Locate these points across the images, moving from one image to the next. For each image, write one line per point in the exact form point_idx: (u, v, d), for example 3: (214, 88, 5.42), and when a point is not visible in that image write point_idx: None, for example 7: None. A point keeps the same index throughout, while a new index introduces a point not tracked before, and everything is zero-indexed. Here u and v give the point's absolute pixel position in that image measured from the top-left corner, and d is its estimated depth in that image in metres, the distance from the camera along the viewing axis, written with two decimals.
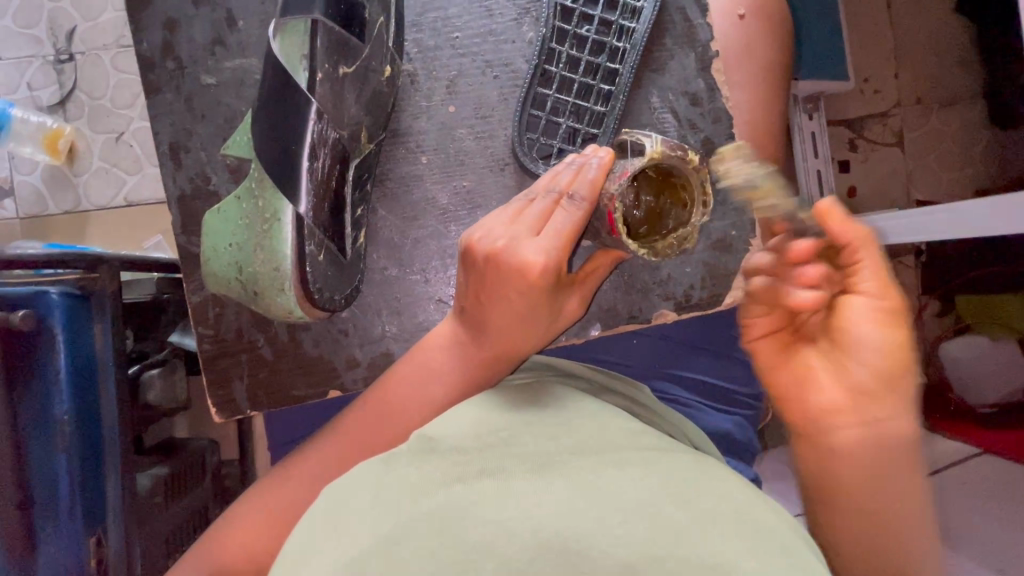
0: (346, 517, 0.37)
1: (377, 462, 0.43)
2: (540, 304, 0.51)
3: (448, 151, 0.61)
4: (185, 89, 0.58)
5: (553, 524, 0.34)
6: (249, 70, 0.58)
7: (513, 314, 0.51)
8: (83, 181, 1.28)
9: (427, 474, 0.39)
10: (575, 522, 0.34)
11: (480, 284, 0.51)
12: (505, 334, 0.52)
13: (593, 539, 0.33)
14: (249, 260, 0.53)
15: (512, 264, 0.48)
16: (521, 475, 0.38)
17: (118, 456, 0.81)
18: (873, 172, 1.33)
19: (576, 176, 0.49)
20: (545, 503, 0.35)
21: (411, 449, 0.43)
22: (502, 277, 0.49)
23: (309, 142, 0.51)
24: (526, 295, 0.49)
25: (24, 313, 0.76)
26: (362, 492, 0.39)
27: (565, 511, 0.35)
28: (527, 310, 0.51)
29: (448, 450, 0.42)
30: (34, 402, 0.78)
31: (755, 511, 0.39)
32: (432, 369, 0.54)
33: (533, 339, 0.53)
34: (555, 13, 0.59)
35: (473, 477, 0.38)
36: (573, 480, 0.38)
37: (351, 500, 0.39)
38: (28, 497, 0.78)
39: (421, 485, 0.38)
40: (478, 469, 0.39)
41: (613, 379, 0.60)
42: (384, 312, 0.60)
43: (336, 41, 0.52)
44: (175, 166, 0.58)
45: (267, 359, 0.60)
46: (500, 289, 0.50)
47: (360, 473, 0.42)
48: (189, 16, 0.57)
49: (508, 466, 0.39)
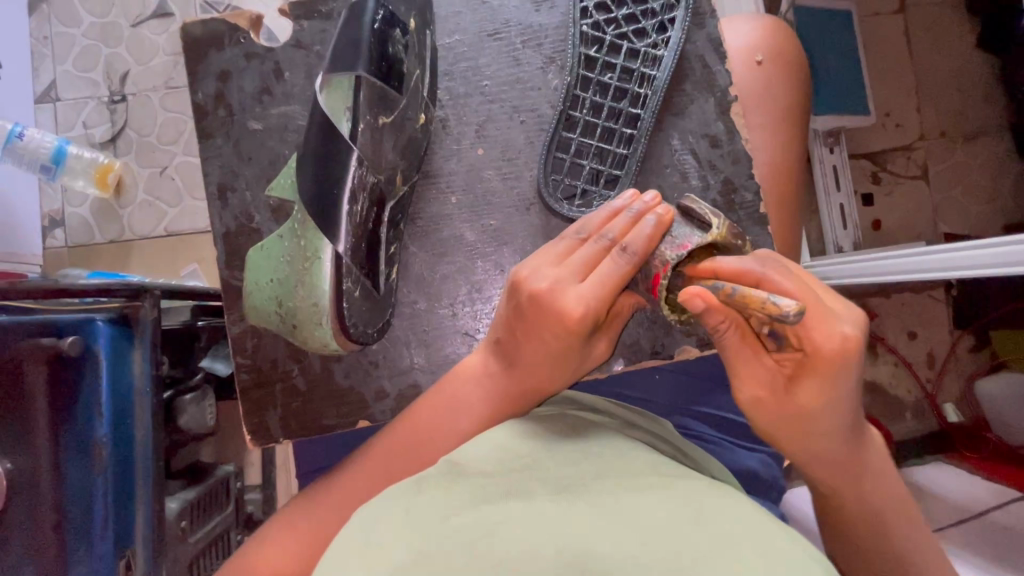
0: (376, 535, 0.38)
1: (407, 485, 0.44)
2: (571, 346, 0.53)
3: (476, 191, 0.63)
4: (234, 134, 0.62)
5: (577, 542, 0.35)
6: (294, 116, 0.62)
7: (545, 350, 0.53)
8: (127, 212, 1.36)
9: (454, 495, 0.41)
10: (597, 541, 0.35)
11: (525, 321, 0.53)
12: (533, 370, 0.54)
13: (617, 557, 0.33)
14: (290, 295, 0.55)
15: (552, 308, 0.51)
16: (545, 498, 0.39)
17: (150, 476, 0.86)
18: (898, 206, 1.33)
19: (630, 228, 0.50)
20: (570, 525, 0.36)
21: (439, 474, 0.44)
22: (552, 316, 0.51)
23: (350, 186, 0.53)
24: (562, 337, 0.51)
25: (70, 339, 0.83)
26: (392, 515, 0.40)
27: (589, 531, 0.36)
28: (560, 349, 0.53)
29: (475, 475, 0.43)
30: (74, 424, 0.84)
31: (776, 535, 0.39)
32: (460, 402, 0.56)
33: (558, 378, 0.55)
34: (580, 62, 0.61)
35: (497, 498, 0.40)
36: (596, 503, 0.39)
37: (382, 519, 0.40)
38: (62, 519, 0.83)
39: (448, 506, 0.39)
40: (504, 491, 0.40)
41: (633, 414, 0.61)
42: (412, 344, 0.62)
43: (376, 93, 0.55)
44: (222, 205, 0.62)
45: (301, 389, 0.62)
46: (540, 327, 0.52)
47: (390, 496, 0.43)
48: (241, 67, 0.62)
49: (533, 489, 0.41)
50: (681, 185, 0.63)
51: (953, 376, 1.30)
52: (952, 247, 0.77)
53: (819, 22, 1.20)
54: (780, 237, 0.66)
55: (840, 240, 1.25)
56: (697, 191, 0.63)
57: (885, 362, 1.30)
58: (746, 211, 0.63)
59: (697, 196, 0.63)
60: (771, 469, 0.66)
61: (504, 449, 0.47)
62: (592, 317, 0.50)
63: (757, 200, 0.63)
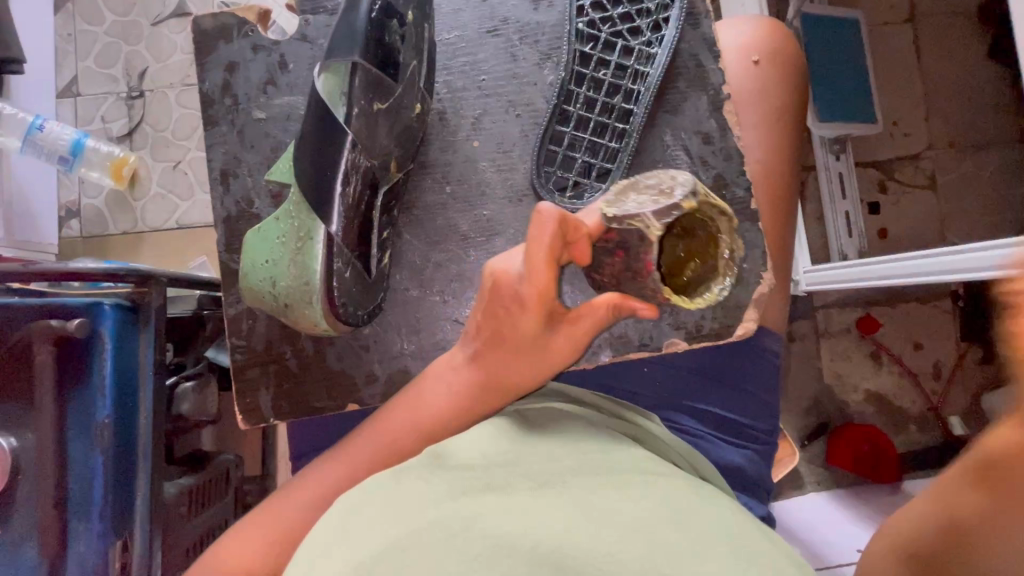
0: (356, 523, 0.40)
1: (389, 474, 0.46)
2: (532, 333, 0.53)
3: (471, 182, 0.65)
4: (238, 123, 0.64)
5: (554, 537, 0.37)
6: (296, 106, 0.64)
7: (504, 336, 0.53)
8: (141, 204, 1.41)
9: (435, 486, 0.42)
10: (573, 538, 0.37)
11: (489, 304, 0.54)
12: (501, 365, 0.55)
13: (591, 553, 0.36)
14: (283, 274, 0.57)
15: (507, 291, 0.52)
16: (523, 491, 0.42)
17: (149, 461, 0.89)
18: (905, 214, 1.32)
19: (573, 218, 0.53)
20: (547, 517, 0.39)
21: (422, 464, 0.46)
22: (497, 301, 0.53)
23: (343, 169, 0.55)
24: (519, 317, 0.52)
25: (77, 322, 0.86)
26: (373, 501, 0.42)
27: (565, 524, 0.39)
28: (519, 336, 0.53)
29: (458, 466, 0.45)
30: (81, 406, 0.88)
31: (744, 530, 0.41)
32: (423, 395, 0.56)
33: (524, 376, 0.55)
34: (574, 58, 0.62)
35: (477, 491, 0.42)
36: (574, 498, 0.41)
37: (365, 506, 0.42)
38: (64, 497, 0.87)
39: (422, 500, 0.41)
40: (480, 484, 0.42)
41: (617, 404, 0.62)
42: (403, 330, 0.63)
43: (372, 81, 0.56)
44: (224, 189, 0.64)
45: (293, 371, 0.64)
46: (499, 309, 0.53)
47: (372, 484, 0.45)
48: (247, 59, 0.64)
49: (512, 483, 0.43)
50: None
51: (959, 390, 1.31)
52: (953, 251, 0.77)
53: (826, 31, 1.20)
54: (771, 234, 0.66)
55: (845, 247, 1.24)
56: None
57: (889, 373, 1.32)
58: (738, 207, 0.64)
59: None
60: (757, 466, 0.67)
61: (493, 443, 0.48)
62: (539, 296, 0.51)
63: (748, 196, 0.63)
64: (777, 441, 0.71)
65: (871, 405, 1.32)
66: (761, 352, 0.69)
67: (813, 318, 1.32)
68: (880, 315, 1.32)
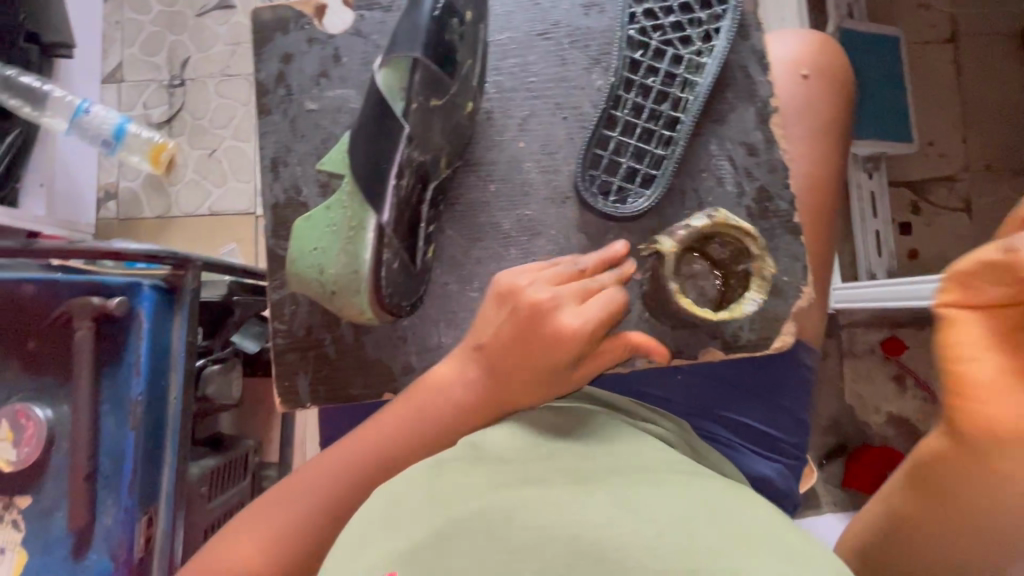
0: (397, 517, 0.41)
1: (425, 467, 0.47)
2: (559, 374, 0.55)
3: (515, 181, 0.65)
4: (290, 113, 0.66)
5: (594, 530, 0.37)
6: (347, 99, 0.65)
7: (530, 372, 0.55)
8: (177, 190, 1.45)
9: (473, 479, 0.43)
10: (613, 531, 0.37)
11: (521, 339, 0.54)
12: (508, 385, 0.56)
13: (632, 547, 0.36)
14: (329, 262, 0.58)
15: (548, 329, 0.54)
16: (561, 485, 0.42)
17: (177, 439, 0.93)
18: (937, 236, 1.30)
19: (600, 265, 0.58)
20: (587, 511, 0.39)
21: (457, 458, 0.47)
22: (536, 337, 0.54)
23: (398, 163, 0.55)
24: (555, 356, 0.54)
25: (118, 300, 0.88)
26: (413, 493, 0.43)
27: (605, 520, 0.38)
28: (543, 373, 0.55)
29: (494, 461, 0.46)
30: (117, 382, 0.90)
31: (794, 531, 0.40)
32: (425, 409, 0.58)
33: (533, 399, 0.56)
34: (624, 64, 0.62)
35: (514, 484, 0.42)
36: (613, 494, 0.41)
37: (401, 497, 0.43)
38: (94, 470, 0.89)
39: (463, 488, 0.42)
40: (522, 478, 0.43)
41: (647, 409, 0.62)
42: (441, 323, 0.64)
43: (430, 78, 0.57)
44: (274, 177, 0.65)
45: (331, 357, 0.65)
46: (533, 344, 0.54)
47: (406, 478, 0.46)
48: (302, 51, 0.65)
49: (549, 478, 0.43)
50: (716, 190, 0.64)
51: None
52: None
53: (864, 48, 1.19)
54: (813, 247, 0.66)
55: (874, 267, 1.22)
56: (732, 196, 0.64)
57: (913, 397, 1.29)
58: (780, 219, 0.64)
59: (732, 201, 0.64)
60: (786, 480, 0.66)
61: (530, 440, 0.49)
62: (588, 338, 0.53)
63: (792, 209, 0.64)
64: (805, 457, 0.70)
65: (892, 430, 1.29)
66: (795, 366, 0.68)
67: (837, 337, 1.31)
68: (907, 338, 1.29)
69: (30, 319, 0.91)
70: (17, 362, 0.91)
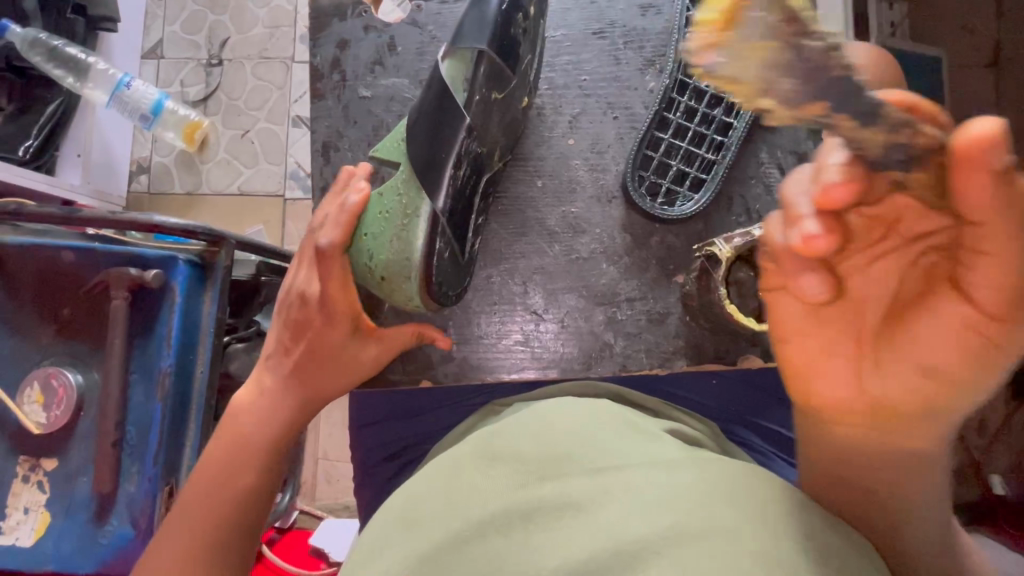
0: (420, 513, 0.47)
1: (446, 461, 0.52)
2: (338, 343, 0.63)
3: (562, 178, 0.66)
4: (344, 98, 0.66)
5: (616, 526, 0.40)
6: (400, 88, 0.66)
7: (338, 343, 0.63)
8: (207, 168, 1.47)
9: (495, 477, 0.48)
10: (633, 524, 0.40)
11: (302, 314, 0.62)
12: (308, 369, 0.63)
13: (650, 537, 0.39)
14: (380, 247, 0.59)
15: (328, 299, 0.61)
16: (583, 484, 0.44)
17: (201, 412, 0.94)
18: None
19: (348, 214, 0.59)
20: (604, 509, 0.42)
21: (476, 457, 0.51)
22: (312, 310, 0.62)
23: (457, 151, 0.56)
24: (339, 325, 0.62)
25: (153, 274, 0.90)
26: (436, 490, 0.49)
27: (624, 512, 0.41)
28: (340, 341, 0.63)
29: (510, 457, 0.49)
30: (146, 353, 0.92)
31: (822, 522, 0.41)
32: (242, 415, 0.63)
33: (341, 379, 0.65)
34: (679, 68, 0.63)
35: (534, 481, 0.46)
36: (632, 486, 0.43)
37: (427, 494, 0.49)
38: (121, 438, 0.90)
39: (479, 487, 0.47)
40: (539, 473, 0.47)
41: (675, 407, 0.63)
42: (484, 312, 0.68)
43: (494, 71, 0.58)
44: (324, 160, 0.67)
45: (373, 340, 0.67)
46: (307, 315, 0.62)
47: (430, 473, 0.52)
48: (359, 38, 0.66)
49: (566, 470, 0.46)
50: (763, 200, 0.65)
51: (1004, 449, 1.27)
52: None
53: (905, 67, 1.18)
54: None
55: None
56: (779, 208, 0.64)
57: None
58: None
59: None
60: None
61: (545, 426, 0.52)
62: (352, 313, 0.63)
63: None
64: None
65: None
66: None
67: None
68: None
69: (67, 285, 0.93)
70: (51, 328, 0.93)
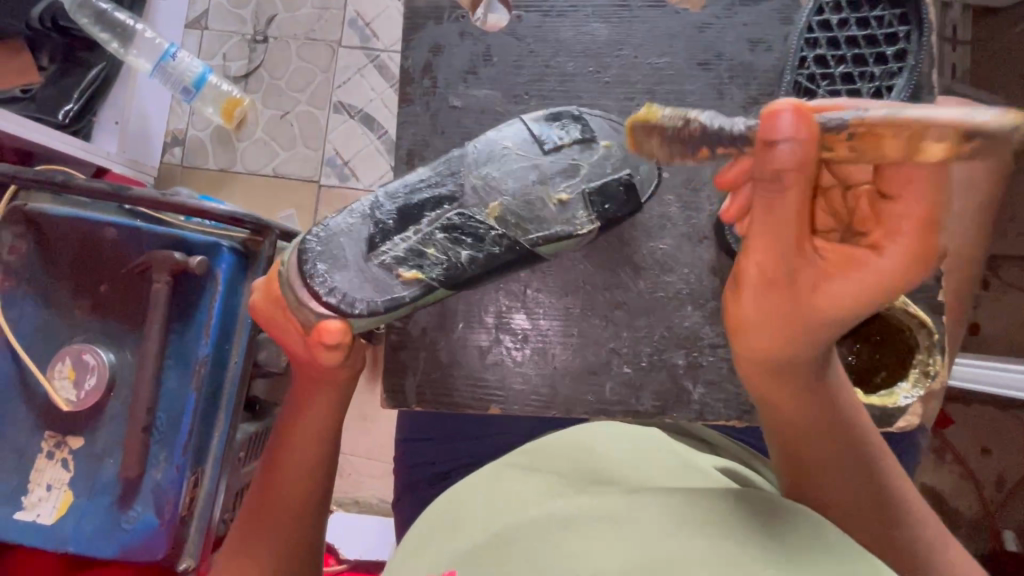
0: (461, 518, 0.50)
1: (491, 474, 0.56)
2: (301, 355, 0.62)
3: (653, 215, 0.67)
4: (433, 107, 0.68)
5: (647, 537, 0.39)
6: (491, 100, 0.67)
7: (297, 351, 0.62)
8: (243, 146, 1.44)
9: (532, 492, 0.50)
10: (663, 534, 0.39)
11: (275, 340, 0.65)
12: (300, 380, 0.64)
13: (680, 550, 0.38)
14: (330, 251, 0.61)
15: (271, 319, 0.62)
16: (634, 504, 0.44)
17: (231, 406, 0.92)
18: (1000, 312, 1.24)
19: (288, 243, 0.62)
20: (640, 520, 0.41)
21: (518, 474, 0.54)
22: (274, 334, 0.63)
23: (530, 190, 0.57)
24: (288, 337, 0.61)
25: (199, 260, 0.87)
26: (478, 501, 0.52)
27: (658, 527, 0.40)
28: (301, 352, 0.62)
29: (553, 476, 0.52)
30: (183, 338, 0.90)
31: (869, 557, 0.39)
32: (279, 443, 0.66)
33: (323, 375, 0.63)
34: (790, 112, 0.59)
35: (573, 493, 0.48)
36: (667, 503, 0.43)
37: (470, 503, 0.52)
38: (151, 424, 0.88)
39: (515, 499, 0.49)
40: (575, 488, 0.49)
41: (760, 460, 0.61)
42: (557, 345, 0.66)
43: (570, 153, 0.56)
44: (408, 169, 0.67)
45: (444, 361, 0.67)
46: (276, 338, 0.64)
47: (476, 487, 0.55)
48: (453, 44, 0.68)
49: (609, 488, 0.48)
50: None
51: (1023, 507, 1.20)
52: None
53: None
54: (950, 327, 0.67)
55: None
56: None
57: (948, 470, 1.22)
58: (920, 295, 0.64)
59: None
60: None
61: (587, 458, 0.55)
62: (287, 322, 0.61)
63: (932, 286, 0.64)
64: None
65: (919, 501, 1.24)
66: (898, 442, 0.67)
67: None
68: (953, 411, 1.23)
69: (108, 262, 0.90)
70: (86, 303, 0.91)
